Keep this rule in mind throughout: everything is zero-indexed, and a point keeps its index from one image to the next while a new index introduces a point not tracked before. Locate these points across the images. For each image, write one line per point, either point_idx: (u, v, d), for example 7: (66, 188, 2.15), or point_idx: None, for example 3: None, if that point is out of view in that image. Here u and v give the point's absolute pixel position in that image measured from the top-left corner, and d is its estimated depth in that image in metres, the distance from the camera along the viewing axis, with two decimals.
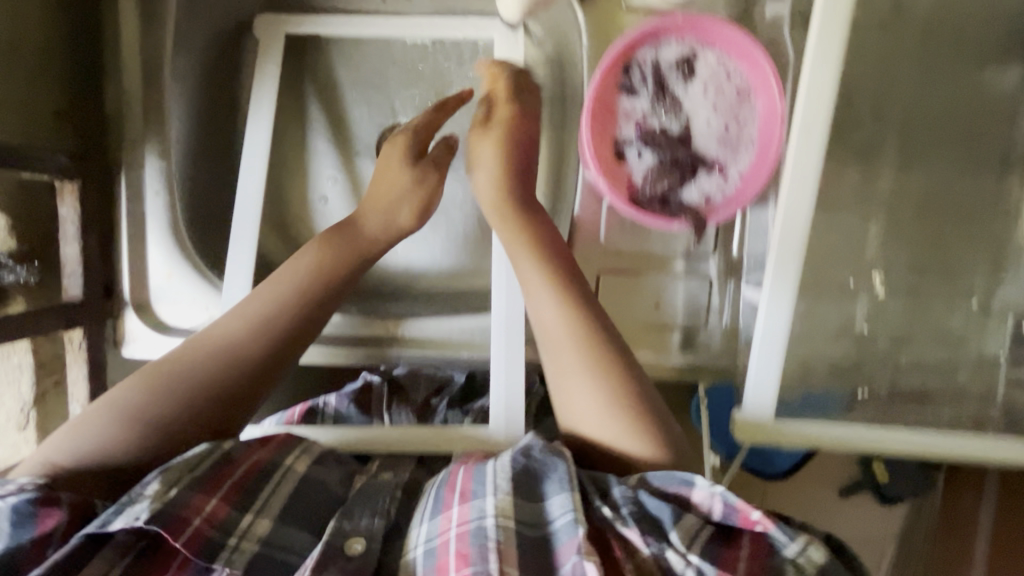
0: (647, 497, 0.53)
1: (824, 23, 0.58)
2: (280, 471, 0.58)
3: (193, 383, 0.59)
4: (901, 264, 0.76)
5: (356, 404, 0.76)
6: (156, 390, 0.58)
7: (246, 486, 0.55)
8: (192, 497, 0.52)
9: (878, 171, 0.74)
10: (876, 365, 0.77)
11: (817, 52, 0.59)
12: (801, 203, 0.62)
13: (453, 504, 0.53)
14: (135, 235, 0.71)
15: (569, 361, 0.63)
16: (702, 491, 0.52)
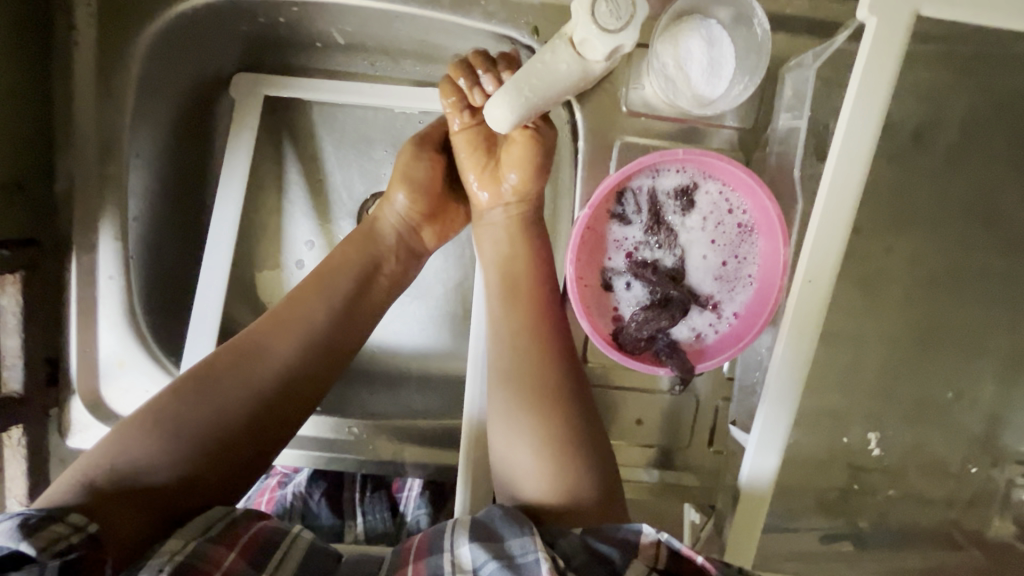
0: (594, 541, 0.48)
1: (836, 179, 0.54)
2: (287, 538, 0.51)
3: (232, 396, 0.53)
4: (903, 393, 0.72)
5: (326, 503, 0.75)
6: (196, 402, 0.52)
7: (257, 544, 0.49)
8: (209, 549, 0.46)
9: (886, 299, 0.69)
10: (862, 497, 0.73)
11: (826, 210, 0.54)
12: (799, 353, 0.58)
13: (407, 565, 0.49)
14: (86, 321, 0.66)
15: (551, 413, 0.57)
16: (650, 539, 0.48)
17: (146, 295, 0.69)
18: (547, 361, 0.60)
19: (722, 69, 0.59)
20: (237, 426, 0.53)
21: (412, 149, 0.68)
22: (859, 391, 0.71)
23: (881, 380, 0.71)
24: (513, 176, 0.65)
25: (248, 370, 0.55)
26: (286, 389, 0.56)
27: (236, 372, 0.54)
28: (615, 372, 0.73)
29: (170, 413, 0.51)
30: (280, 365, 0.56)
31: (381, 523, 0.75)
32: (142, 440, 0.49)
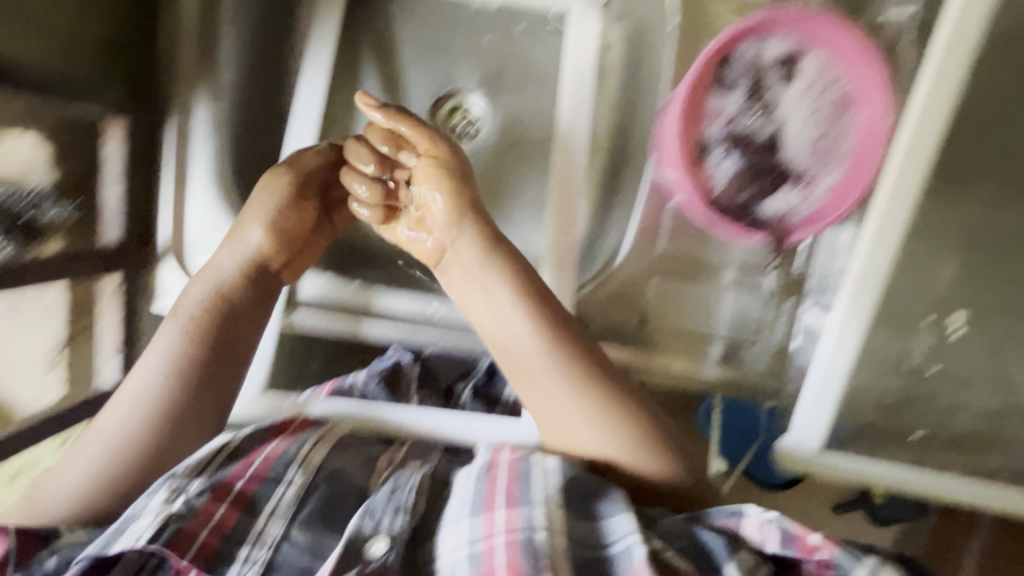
0: (701, 531, 0.48)
1: (949, 47, 0.52)
2: (292, 460, 0.55)
3: (130, 436, 0.52)
4: (978, 303, 0.70)
5: (385, 388, 0.71)
6: (109, 453, 0.51)
7: (263, 477, 0.53)
8: (199, 505, 0.49)
9: (973, 202, 0.67)
10: (928, 406, 0.72)
11: (937, 80, 0.53)
12: (893, 228, 0.58)
13: (497, 504, 0.48)
14: (175, 182, 0.67)
15: (568, 399, 0.54)
16: (756, 519, 0.48)
17: (234, 164, 0.70)
18: (556, 355, 0.55)
19: None
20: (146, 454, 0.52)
21: (264, 198, 0.60)
22: (937, 296, 0.70)
23: (961, 285, 0.70)
24: (436, 201, 0.57)
25: (151, 391, 0.53)
26: (195, 415, 0.55)
27: (133, 409, 0.53)
28: (693, 266, 0.71)
29: (89, 470, 0.51)
30: (169, 395, 0.54)
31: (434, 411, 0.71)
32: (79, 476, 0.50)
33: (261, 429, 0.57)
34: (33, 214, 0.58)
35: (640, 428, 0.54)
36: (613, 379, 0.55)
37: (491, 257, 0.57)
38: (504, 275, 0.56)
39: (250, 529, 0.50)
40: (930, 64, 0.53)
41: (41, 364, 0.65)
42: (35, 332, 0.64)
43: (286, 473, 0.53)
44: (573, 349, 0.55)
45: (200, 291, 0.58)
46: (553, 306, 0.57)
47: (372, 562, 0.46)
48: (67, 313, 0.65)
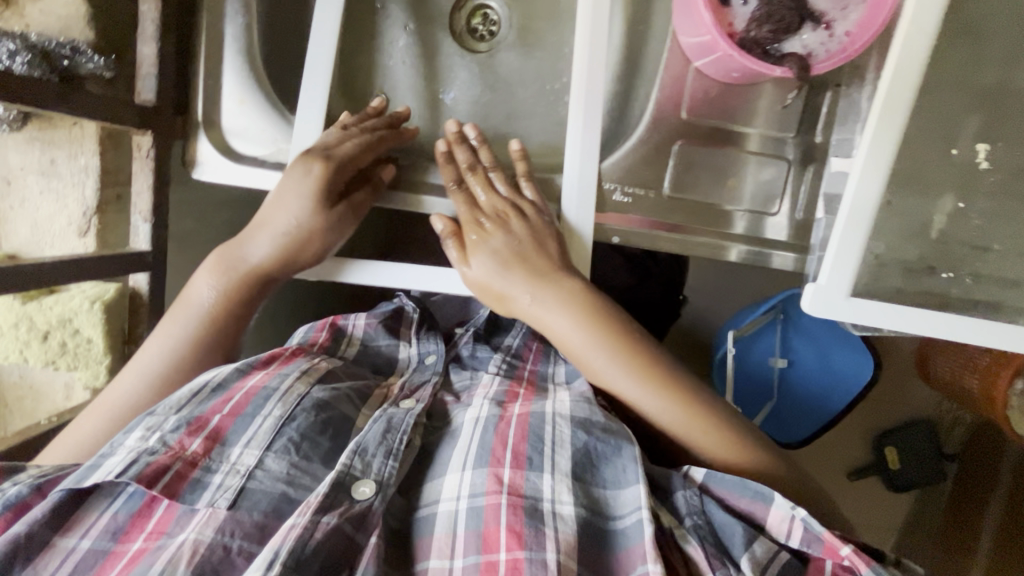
0: (715, 511, 0.57)
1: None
2: (277, 392, 0.63)
3: (168, 359, 0.64)
4: (994, 163, 0.72)
5: (384, 327, 0.82)
6: (147, 377, 0.63)
7: (239, 413, 0.60)
8: (173, 439, 0.57)
9: (984, 60, 0.69)
10: (950, 272, 0.73)
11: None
12: (914, 62, 0.60)
13: (507, 464, 0.58)
14: (211, 55, 0.69)
15: (627, 381, 0.64)
16: (782, 512, 0.55)
17: (264, 39, 0.72)
18: (596, 361, 0.65)
19: None
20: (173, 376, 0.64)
21: (298, 198, 0.65)
22: (951, 159, 0.71)
23: (974, 148, 0.71)
24: (486, 258, 0.67)
25: (189, 326, 0.65)
26: (202, 344, 0.65)
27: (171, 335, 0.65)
28: (712, 135, 0.73)
29: (130, 388, 0.63)
30: (199, 332, 0.66)
31: (435, 347, 0.79)
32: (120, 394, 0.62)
33: (246, 365, 0.66)
34: (69, 62, 0.59)
35: (706, 413, 0.64)
36: (659, 371, 0.65)
37: (547, 293, 0.66)
38: (553, 302, 0.66)
39: (225, 456, 0.58)
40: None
41: (74, 229, 0.66)
42: (69, 196, 0.65)
43: (264, 405, 0.61)
44: (615, 356, 0.65)
45: (224, 263, 0.67)
46: (607, 322, 0.66)
47: (360, 500, 0.55)
48: (98, 176, 0.66)
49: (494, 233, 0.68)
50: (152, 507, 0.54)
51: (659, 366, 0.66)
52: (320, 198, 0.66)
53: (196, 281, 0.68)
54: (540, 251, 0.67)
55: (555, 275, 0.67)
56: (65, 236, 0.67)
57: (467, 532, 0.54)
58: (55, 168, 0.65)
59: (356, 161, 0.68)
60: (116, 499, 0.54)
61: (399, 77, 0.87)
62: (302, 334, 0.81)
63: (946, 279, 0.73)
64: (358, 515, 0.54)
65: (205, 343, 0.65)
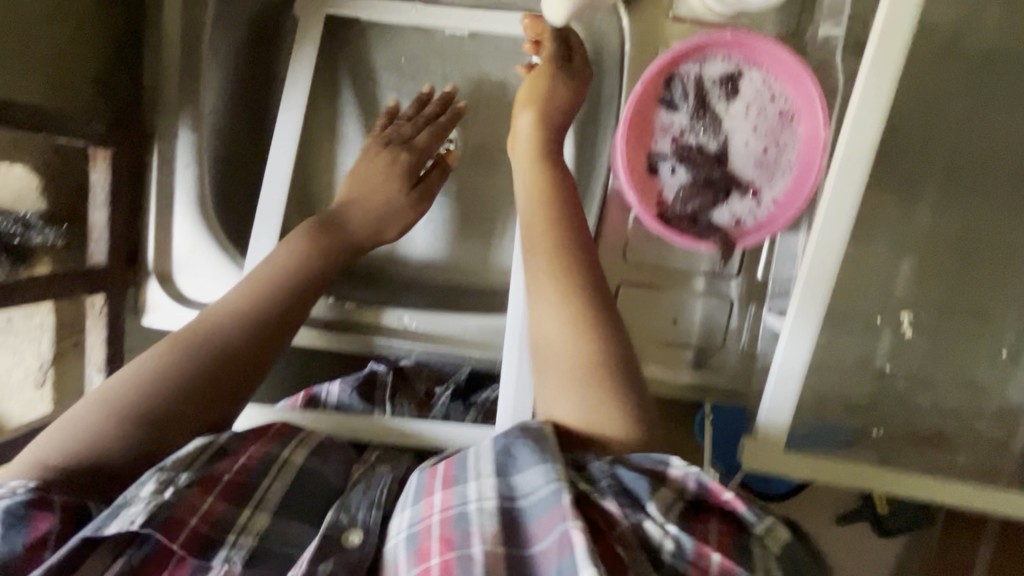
0: (624, 470, 0.48)
1: (877, 57, 0.54)
2: (279, 462, 0.53)
3: (236, 327, 0.59)
4: (929, 301, 0.73)
5: (357, 393, 0.79)
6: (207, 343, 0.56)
7: (251, 472, 0.52)
8: (189, 495, 0.48)
9: (917, 206, 0.70)
10: (892, 404, 0.74)
11: (863, 103, 0.55)
12: (836, 234, 0.59)
13: (435, 488, 0.48)
14: (161, 207, 0.71)
15: (562, 356, 0.57)
16: (676, 473, 0.48)
17: (215, 187, 0.74)
18: (546, 312, 0.58)
19: None
20: (229, 363, 0.57)
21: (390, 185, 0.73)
22: (890, 296, 0.73)
23: (907, 292, 0.73)
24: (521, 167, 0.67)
25: (260, 295, 0.62)
26: (217, 350, 0.57)
27: (239, 301, 0.60)
28: (654, 274, 0.75)
29: (180, 351, 0.55)
30: (269, 306, 0.61)
31: (409, 417, 0.77)
32: (164, 362, 0.54)
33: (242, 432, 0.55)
34: (20, 239, 0.62)
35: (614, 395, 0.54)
36: (607, 359, 0.56)
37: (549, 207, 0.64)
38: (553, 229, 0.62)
39: (238, 516, 0.49)
40: (859, 80, 0.55)
41: (30, 382, 0.69)
42: (25, 352, 0.67)
43: (269, 474, 0.52)
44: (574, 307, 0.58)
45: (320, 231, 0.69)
46: (588, 262, 0.61)
47: (350, 551, 0.48)
48: (53, 331, 0.69)
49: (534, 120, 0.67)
50: (164, 561, 0.46)
51: (612, 356, 0.56)
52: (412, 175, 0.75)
53: (273, 264, 0.64)
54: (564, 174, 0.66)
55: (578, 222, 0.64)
56: (20, 389, 0.68)
57: (405, 560, 0.46)
58: (10, 326, 0.65)
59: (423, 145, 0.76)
60: (122, 556, 0.46)
61: None
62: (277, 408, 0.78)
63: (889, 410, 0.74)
64: (356, 563, 0.47)
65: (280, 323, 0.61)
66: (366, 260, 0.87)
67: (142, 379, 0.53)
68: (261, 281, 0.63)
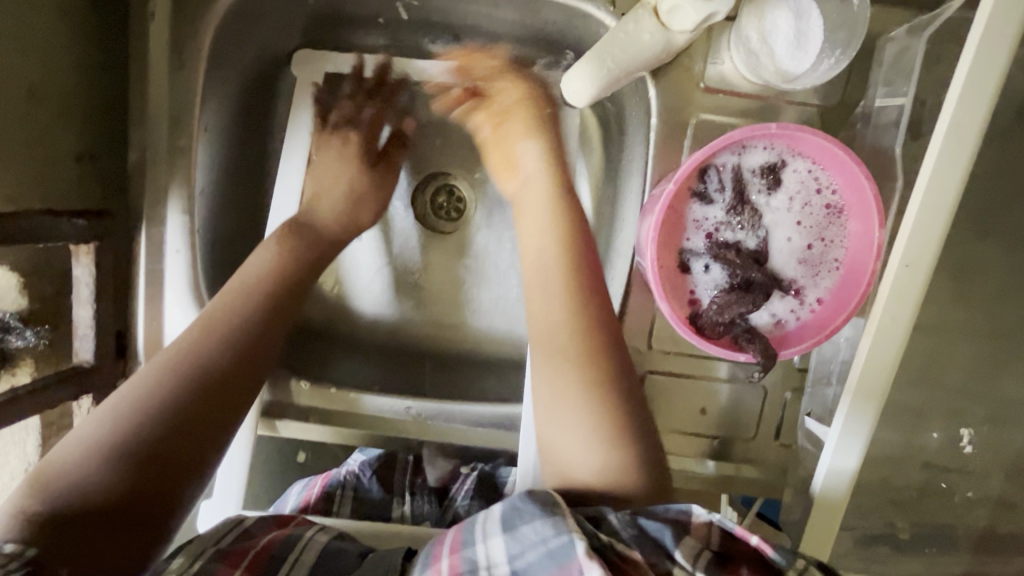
0: (645, 519, 0.44)
1: (937, 171, 0.49)
2: (301, 542, 0.51)
3: (217, 344, 0.53)
4: (988, 389, 0.67)
5: (377, 477, 0.78)
6: (182, 366, 0.51)
7: (268, 555, 0.49)
8: (214, 565, 0.46)
9: (979, 292, 0.64)
10: (941, 500, 0.69)
11: (923, 216, 0.50)
12: (890, 348, 0.54)
13: (441, 555, 0.45)
14: (151, 296, 0.66)
15: (562, 412, 0.53)
16: (700, 519, 0.44)
17: (209, 271, 0.69)
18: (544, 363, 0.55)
19: (808, 43, 0.57)
20: (202, 390, 0.50)
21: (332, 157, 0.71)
22: (946, 388, 0.66)
23: (961, 377, 0.66)
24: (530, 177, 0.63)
25: (235, 311, 0.56)
26: (218, 351, 0.53)
27: (223, 321, 0.55)
28: (681, 360, 0.69)
29: (125, 393, 0.48)
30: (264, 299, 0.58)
31: (429, 507, 0.76)
32: (138, 393, 0.48)
33: (271, 519, 0.55)
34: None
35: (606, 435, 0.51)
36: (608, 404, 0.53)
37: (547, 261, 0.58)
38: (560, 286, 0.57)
39: None
40: (916, 191, 0.51)
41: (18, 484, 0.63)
42: (11, 453, 0.63)
43: (291, 551, 0.49)
44: (576, 367, 0.54)
45: (293, 236, 0.64)
46: (595, 310, 0.56)
47: None
48: (39, 431, 0.63)
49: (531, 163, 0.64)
50: None
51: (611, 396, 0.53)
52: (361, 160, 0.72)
53: (238, 284, 0.58)
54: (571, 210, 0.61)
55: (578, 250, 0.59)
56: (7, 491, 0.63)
57: None
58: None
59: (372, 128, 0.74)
60: None
61: (367, 255, 0.80)
62: (295, 495, 0.75)
63: (936, 507, 0.69)
64: None
65: (257, 335, 0.55)
66: (370, 329, 0.81)
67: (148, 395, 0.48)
68: (234, 296, 0.57)
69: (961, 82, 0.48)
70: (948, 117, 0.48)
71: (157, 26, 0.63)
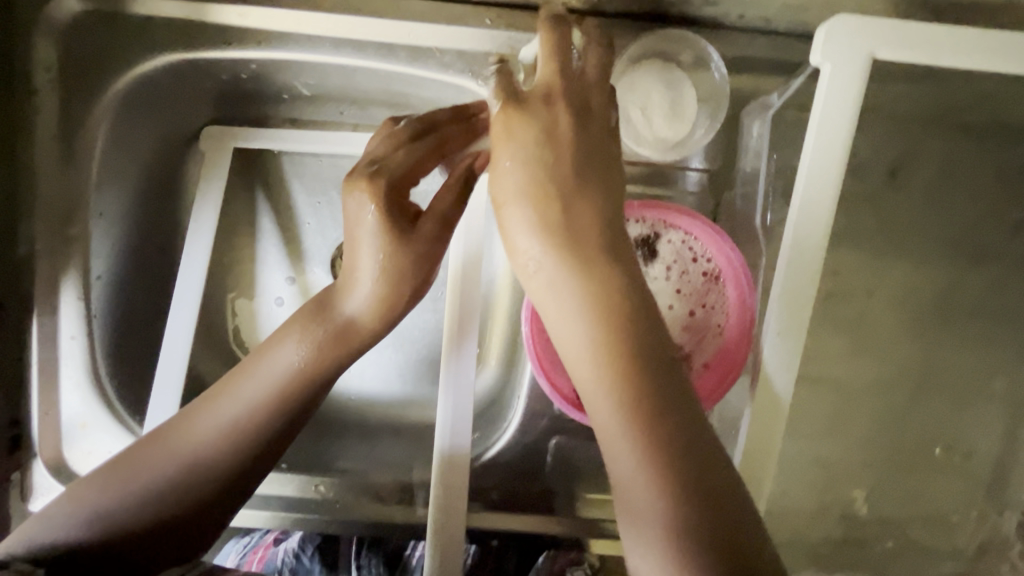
0: None
1: (797, 237, 0.51)
2: None
3: (224, 441, 0.49)
4: (897, 438, 0.66)
5: (320, 554, 0.74)
6: (192, 450, 0.49)
7: None
8: None
9: (871, 338, 0.64)
10: (863, 553, 0.67)
11: (789, 277, 0.51)
12: (776, 410, 0.53)
13: None
14: (45, 386, 0.65)
15: (617, 454, 0.41)
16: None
17: (111, 354, 0.69)
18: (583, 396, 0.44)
19: (683, 111, 0.58)
20: (222, 447, 0.49)
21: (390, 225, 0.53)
22: (852, 439, 0.66)
23: (871, 427, 0.66)
24: (517, 211, 0.46)
25: (256, 414, 0.50)
26: (246, 413, 0.50)
27: (240, 420, 0.50)
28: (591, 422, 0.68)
29: (151, 446, 0.49)
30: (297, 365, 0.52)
31: None
32: (166, 447, 0.49)
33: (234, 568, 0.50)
34: None
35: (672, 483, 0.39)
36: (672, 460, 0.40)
37: (555, 278, 0.44)
38: (572, 312, 0.44)
39: None
40: (781, 254, 0.52)
41: None
42: None
43: None
44: (617, 421, 0.41)
45: (317, 318, 0.53)
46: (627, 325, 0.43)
47: None
48: None
49: (528, 137, 0.46)
50: None
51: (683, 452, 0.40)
52: (388, 227, 0.53)
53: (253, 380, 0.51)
54: (562, 225, 0.45)
55: (591, 261, 0.44)
56: None
57: None
58: None
59: (416, 170, 0.55)
60: None
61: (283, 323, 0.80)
62: None
63: (857, 560, 0.67)
64: None
65: (290, 397, 0.51)
66: None
67: (175, 450, 0.49)
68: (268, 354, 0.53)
69: (808, 152, 0.49)
70: (800, 187, 0.50)
71: (46, 117, 0.63)
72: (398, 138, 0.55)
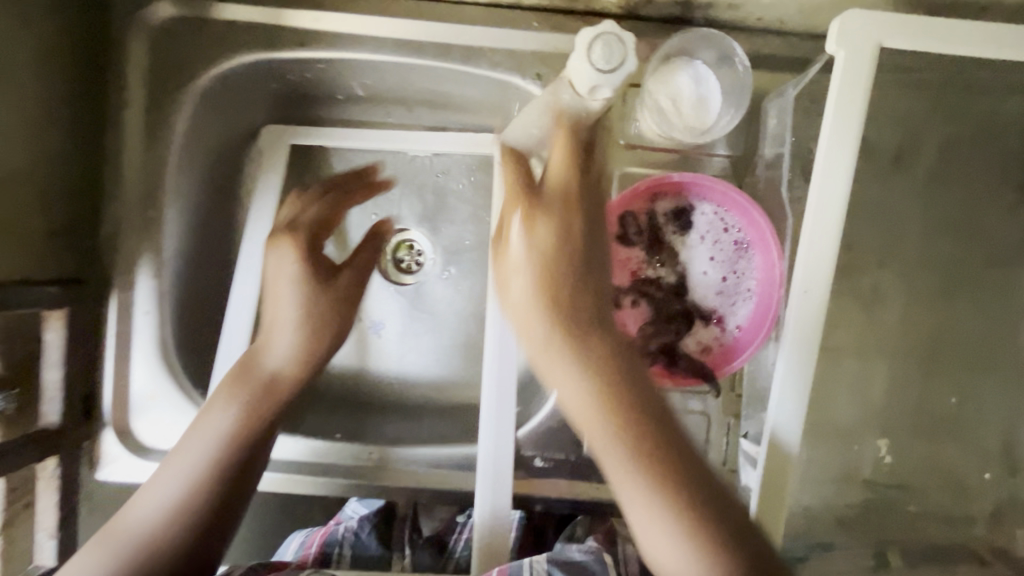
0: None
1: (818, 203, 0.56)
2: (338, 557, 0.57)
3: (205, 473, 0.56)
4: (913, 403, 0.71)
5: (377, 534, 0.76)
6: (182, 482, 0.56)
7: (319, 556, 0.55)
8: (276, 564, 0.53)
9: (886, 309, 0.70)
10: (886, 515, 0.71)
11: (812, 240, 0.56)
12: (803, 365, 0.57)
13: None
14: (119, 358, 0.70)
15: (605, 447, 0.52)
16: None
17: (177, 330, 0.72)
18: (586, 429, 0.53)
19: (709, 102, 0.65)
20: (208, 478, 0.56)
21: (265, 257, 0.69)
22: (872, 404, 0.70)
23: (888, 392, 0.71)
24: (517, 222, 0.58)
25: (223, 445, 0.58)
26: (224, 446, 0.58)
27: (213, 456, 0.57)
28: None
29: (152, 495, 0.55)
30: (256, 404, 0.60)
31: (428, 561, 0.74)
32: (164, 493, 0.55)
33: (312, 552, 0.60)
34: None
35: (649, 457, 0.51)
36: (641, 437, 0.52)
37: (534, 279, 0.56)
38: (571, 356, 0.54)
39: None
40: (805, 220, 0.57)
41: None
42: None
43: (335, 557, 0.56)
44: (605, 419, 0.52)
45: (241, 369, 0.63)
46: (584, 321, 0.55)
47: None
48: None
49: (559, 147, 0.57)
50: None
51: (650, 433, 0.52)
52: (305, 272, 0.69)
53: (199, 428, 0.59)
54: (557, 241, 0.56)
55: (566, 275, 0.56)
56: None
57: None
58: None
59: (322, 224, 0.73)
60: None
61: None
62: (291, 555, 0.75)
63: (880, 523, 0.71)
64: None
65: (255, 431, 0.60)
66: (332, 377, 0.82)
67: (162, 498, 0.55)
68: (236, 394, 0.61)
69: (827, 128, 0.56)
70: (820, 159, 0.56)
71: (133, 111, 0.70)
72: (310, 199, 0.74)
